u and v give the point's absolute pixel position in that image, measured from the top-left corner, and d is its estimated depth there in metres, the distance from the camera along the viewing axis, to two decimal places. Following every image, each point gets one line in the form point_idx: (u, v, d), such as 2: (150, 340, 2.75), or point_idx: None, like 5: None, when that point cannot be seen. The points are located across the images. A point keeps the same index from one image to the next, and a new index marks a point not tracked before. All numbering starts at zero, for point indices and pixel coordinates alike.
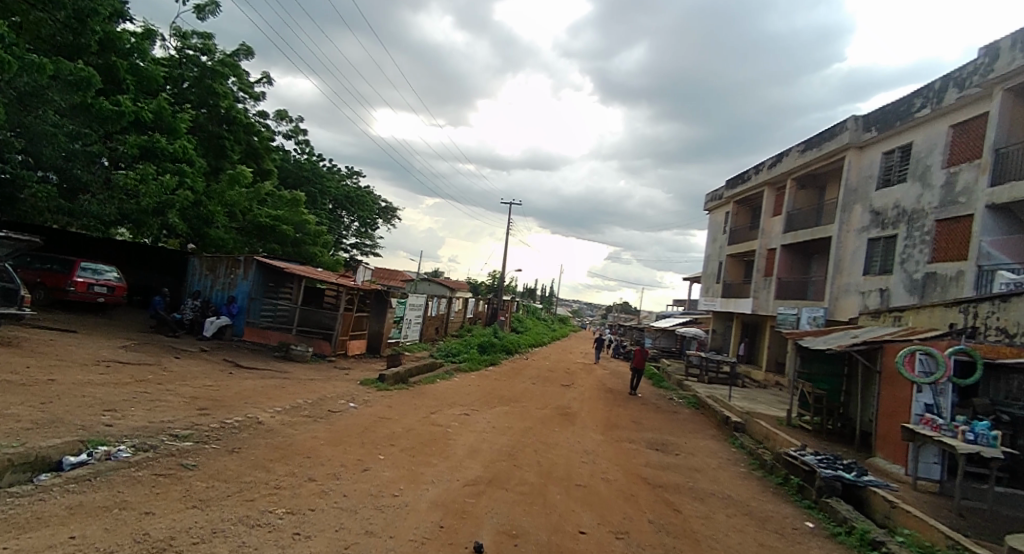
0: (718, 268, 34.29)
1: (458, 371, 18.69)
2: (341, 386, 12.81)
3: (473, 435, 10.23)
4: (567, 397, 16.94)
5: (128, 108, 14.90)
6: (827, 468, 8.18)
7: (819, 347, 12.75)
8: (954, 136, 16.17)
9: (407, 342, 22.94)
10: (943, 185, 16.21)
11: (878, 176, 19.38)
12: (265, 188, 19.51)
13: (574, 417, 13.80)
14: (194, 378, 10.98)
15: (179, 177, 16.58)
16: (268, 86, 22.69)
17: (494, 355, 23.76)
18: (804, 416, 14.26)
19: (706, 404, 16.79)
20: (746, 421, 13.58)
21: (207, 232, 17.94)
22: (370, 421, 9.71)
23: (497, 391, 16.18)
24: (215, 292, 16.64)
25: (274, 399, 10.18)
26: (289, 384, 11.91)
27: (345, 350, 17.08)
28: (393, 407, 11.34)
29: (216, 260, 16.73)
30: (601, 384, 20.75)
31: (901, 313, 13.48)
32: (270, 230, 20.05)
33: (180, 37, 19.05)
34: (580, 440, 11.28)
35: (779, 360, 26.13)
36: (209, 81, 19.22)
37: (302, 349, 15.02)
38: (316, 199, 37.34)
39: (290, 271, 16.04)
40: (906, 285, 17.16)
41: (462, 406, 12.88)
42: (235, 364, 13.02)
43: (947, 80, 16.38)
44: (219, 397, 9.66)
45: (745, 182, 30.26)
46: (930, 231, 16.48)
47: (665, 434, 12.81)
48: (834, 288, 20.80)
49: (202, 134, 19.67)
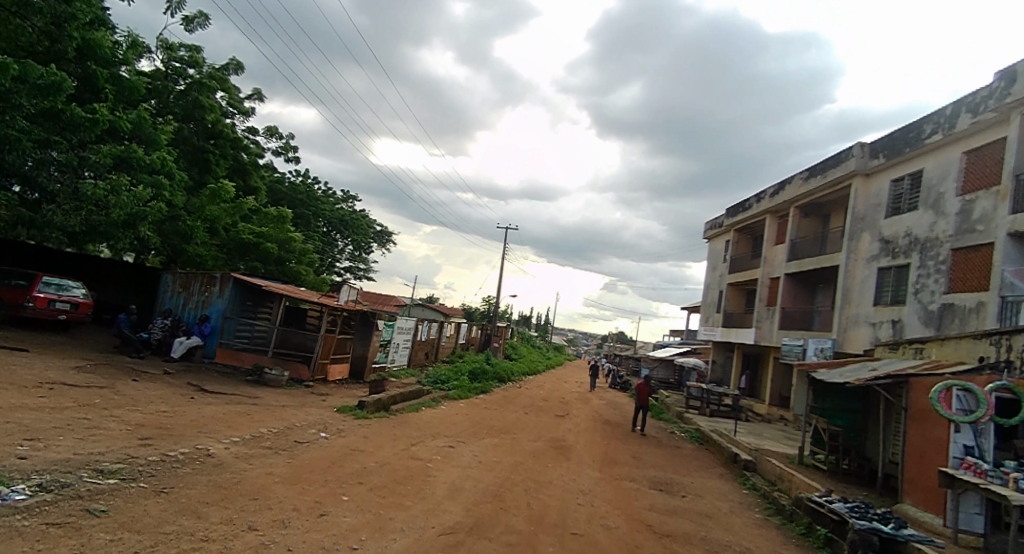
0: (718, 297, 33.41)
1: (446, 399, 17.56)
2: (314, 413, 11.67)
3: (456, 471, 9.13)
4: (561, 429, 15.82)
5: (102, 115, 14.01)
6: (861, 518, 7.13)
7: (835, 380, 11.75)
8: (968, 162, 15.52)
9: (394, 367, 21.76)
10: (958, 212, 15.49)
11: (887, 203, 18.70)
12: (248, 203, 18.58)
13: (570, 451, 12.66)
14: (149, 403, 9.89)
15: (155, 191, 15.29)
16: (258, 102, 22.02)
17: (485, 383, 22.62)
18: (817, 454, 13.17)
19: (710, 439, 15.66)
20: (756, 460, 12.49)
21: (184, 248, 17.01)
22: (340, 454, 8.63)
23: (487, 421, 15.05)
24: (187, 310, 15.60)
25: (234, 428, 9.09)
26: (256, 411, 10.80)
27: (325, 375, 15.99)
28: (369, 438, 10.25)
29: (189, 277, 15.73)
30: (598, 416, 19.61)
31: (923, 345, 12.52)
32: (253, 248, 19.06)
33: (167, 49, 18.39)
34: (575, 478, 10.14)
35: (783, 393, 25.06)
36: (196, 94, 18.52)
37: (277, 374, 13.92)
38: (309, 221, 36.67)
39: (269, 290, 15.03)
40: (921, 316, 16.28)
41: (446, 437, 11.74)
42: (200, 389, 11.88)
43: (958, 106, 15.82)
44: (169, 425, 8.57)
45: (747, 209, 29.57)
46: (945, 260, 15.70)
47: (669, 472, 11.71)
48: (842, 318, 19.91)
49: (185, 147, 18.78)
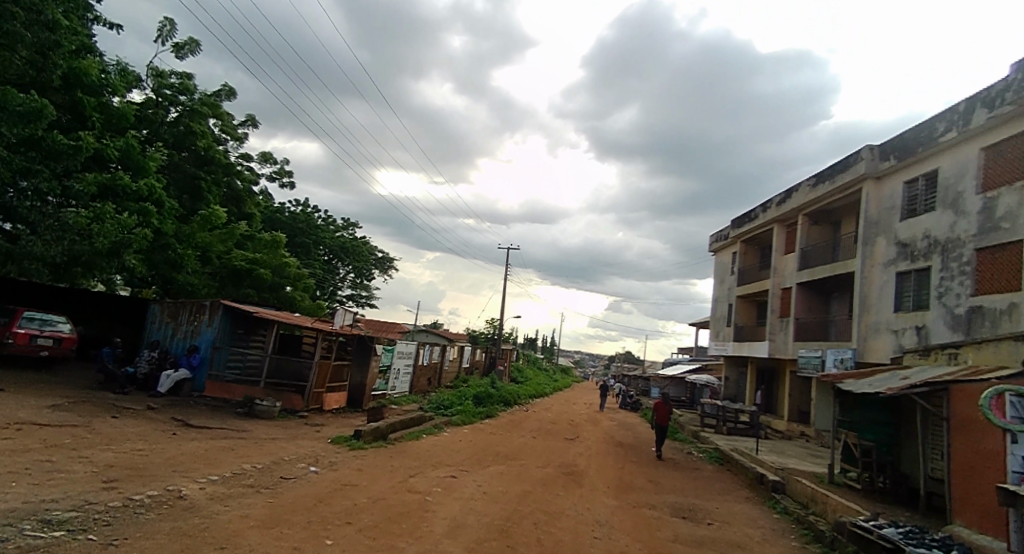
0: (728, 310, 32.56)
1: (449, 425, 16.72)
2: (306, 446, 10.87)
3: (458, 505, 8.29)
4: (571, 453, 14.93)
5: (87, 142, 13.48)
6: (918, 545, 6.25)
7: (866, 390, 10.90)
8: (987, 159, 14.88)
9: (395, 394, 20.91)
10: (980, 210, 14.80)
11: (902, 206, 18.01)
12: (241, 228, 17.97)
13: (582, 477, 11.79)
14: (125, 441, 9.12)
15: (142, 219, 14.60)
16: (252, 128, 21.15)
17: (491, 407, 21.74)
18: (849, 472, 12.24)
19: (731, 459, 14.70)
20: (785, 480, 11.56)
21: (173, 277, 16.32)
22: (330, 490, 7.83)
23: (493, 447, 14.18)
24: (175, 341, 14.89)
25: (215, 466, 8.30)
26: (242, 446, 10.02)
27: (321, 405, 15.23)
28: (363, 471, 9.43)
29: (177, 306, 15.03)
30: (609, 438, 18.67)
31: (957, 351, 11.70)
32: (246, 275, 18.43)
33: (157, 76, 17.73)
34: (589, 507, 9.27)
35: (802, 408, 24.04)
36: (187, 121, 17.79)
37: (269, 405, 13.16)
38: (309, 250, 36.27)
39: (262, 316, 14.37)
40: (946, 321, 15.45)
41: (448, 466, 10.90)
42: (185, 424, 11.11)
43: (973, 101, 15.24)
44: (141, 464, 7.80)
45: (753, 219, 28.90)
46: (969, 261, 14.96)
47: (691, 497, 10.80)
48: (861, 327, 19.03)
49: (176, 174, 18.09)
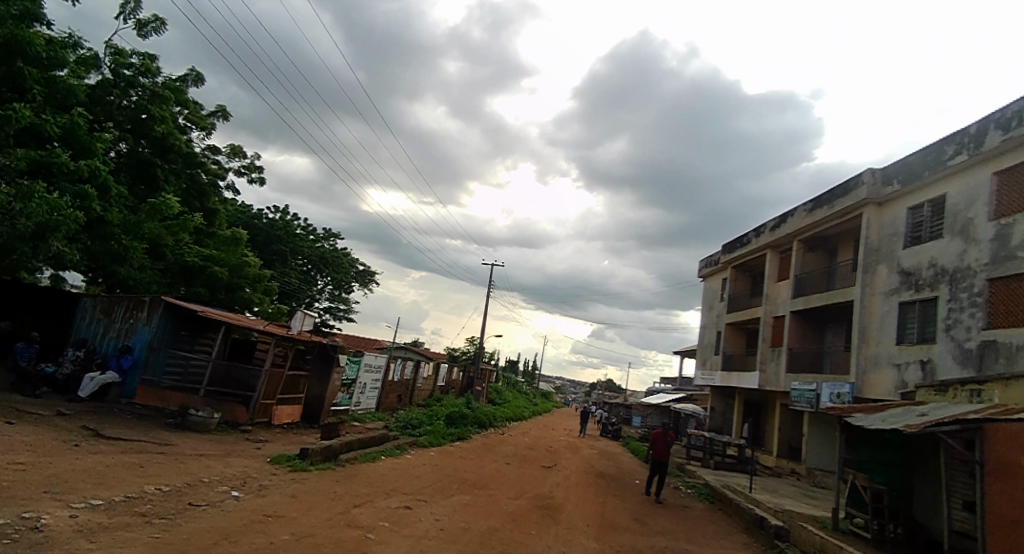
0: (716, 338, 31.42)
1: (414, 446, 15.12)
2: (238, 465, 9.28)
3: (406, 544, 6.77)
4: (547, 483, 13.42)
5: (20, 113, 11.91)
6: None
7: (879, 426, 9.65)
8: (999, 184, 13.98)
9: (360, 410, 19.24)
10: (992, 238, 13.86)
11: (905, 233, 17.08)
12: (197, 222, 16.29)
13: (558, 512, 10.29)
14: (7, 453, 7.49)
15: (79, 203, 12.92)
16: (222, 120, 19.49)
17: (463, 429, 20.15)
18: (855, 517, 10.91)
19: (722, 497, 13.31)
20: (788, 526, 10.18)
21: (114, 270, 14.59)
22: (244, 524, 6.25)
23: (460, 474, 12.62)
24: (107, 340, 13.18)
25: (104, 487, 6.67)
26: (157, 463, 8.40)
27: (269, 418, 13.66)
28: (298, 498, 7.87)
29: (112, 302, 13.38)
30: (589, 467, 17.17)
31: (981, 387, 10.54)
32: (198, 272, 16.94)
33: (115, 54, 15.76)
34: (565, 550, 7.78)
35: (792, 444, 22.76)
36: (145, 104, 16.11)
37: (205, 417, 11.52)
38: (285, 258, 34.72)
39: (207, 316, 12.80)
40: (955, 356, 14.37)
41: (403, 495, 9.35)
42: (96, 434, 9.46)
43: (985, 123, 14.42)
44: (5, 484, 6.18)
45: (744, 246, 27.94)
46: (981, 292, 13.97)
47: (682, 541, 9.38)
48: (860, 360, 17.88)
49: (130, 161, 16.43)
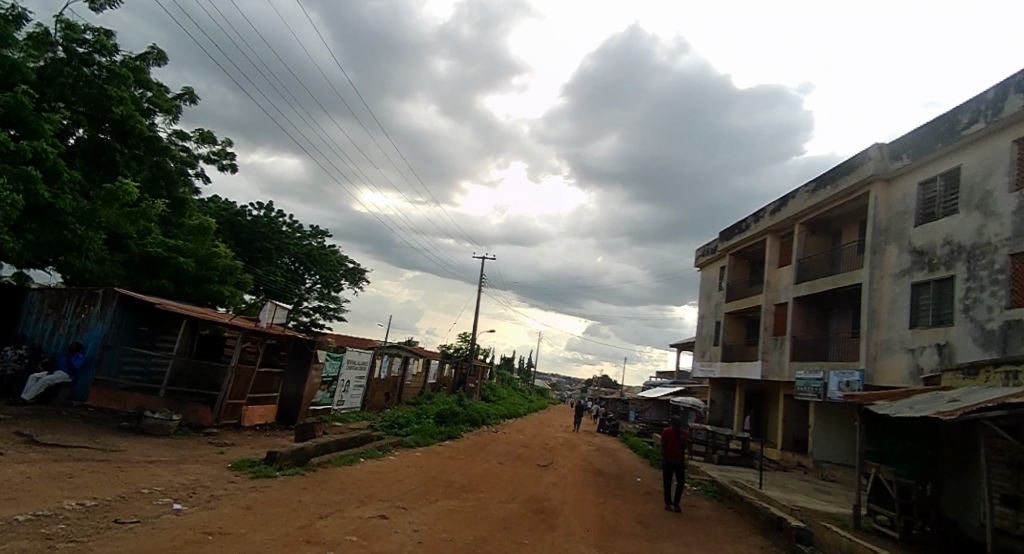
0: (715, 329, 30.49)
1: (398, 447, 14.05)
2: (192, 472, 8.20)
3: None
4: (544, 484, 12.42)
5: None
6: None
7: (906, 413, 8.68)
8: (1020, 153, 13.07)
9: (343, 410, 18.15)
10: (1014, 211, 12.95)
11: (916, 210, 16.16)
12: (160, 210, 15.16)
13: (554, 516, 9.29)
14: None
15: (21, 185, 11.74)
16: (189, 103, 18.28)
17: (454, 427, 19.11)
18: (880, 515, 9.93)
19: (733, 497, 12.31)
20: (810, 528, 9.20)
21: (68, 262, 13.44)
22: (175, 545, 5.17)
23: (448, 476, 11.58)
24: (56, 338, 12.02)
25: (12, 504, 5.58)
26: (93, 472, 7.32)
27: (237, 420, 12.59)
28: (254, 510, 6.79)
29: (62, 296, 12.23)
30: (588, 465, 16.15)
31: (1016, 369, 9.59)
32: (163, 264, 15.81)
33: (67, 29, 14.53)
34: None
35: (798, 436, 21.84)
36: (102, 84, 14.89)
37: (163, 419, 10.42)
38: (269, 256, 33.47)
39: (167, 309, 11.64)
40: (976, 337, 13.45)
41: (380, 503, 8.29)
42: (30, 440, 8.36)
43: (1003, 89, 13.51)
44: None
45: (743, 231, 26.97)
46: (1003, 268, 13.06)
47: (693, 547, 8.37)
48: (870, 345, 16.95)
49: (86, 145, 15.20)
